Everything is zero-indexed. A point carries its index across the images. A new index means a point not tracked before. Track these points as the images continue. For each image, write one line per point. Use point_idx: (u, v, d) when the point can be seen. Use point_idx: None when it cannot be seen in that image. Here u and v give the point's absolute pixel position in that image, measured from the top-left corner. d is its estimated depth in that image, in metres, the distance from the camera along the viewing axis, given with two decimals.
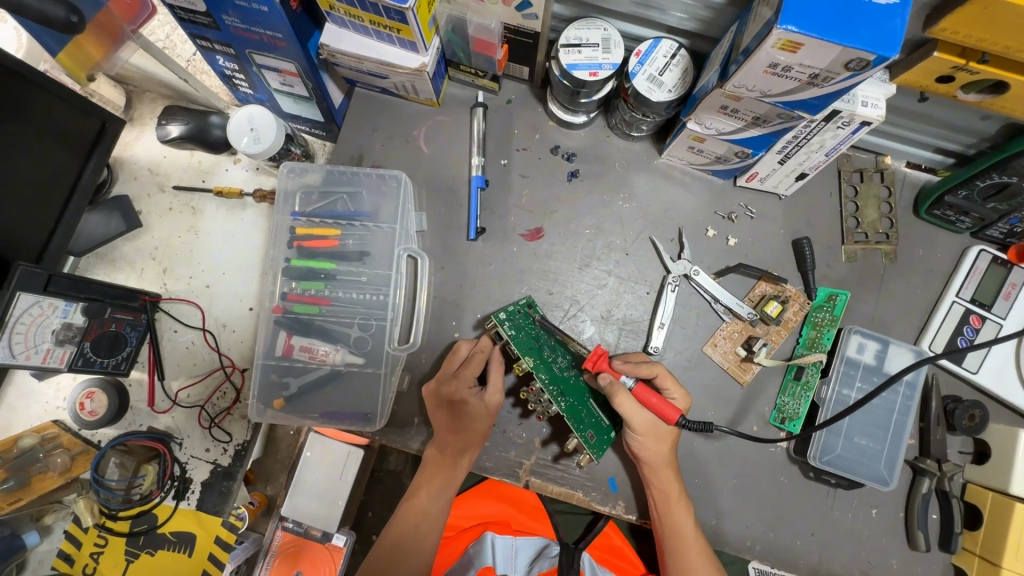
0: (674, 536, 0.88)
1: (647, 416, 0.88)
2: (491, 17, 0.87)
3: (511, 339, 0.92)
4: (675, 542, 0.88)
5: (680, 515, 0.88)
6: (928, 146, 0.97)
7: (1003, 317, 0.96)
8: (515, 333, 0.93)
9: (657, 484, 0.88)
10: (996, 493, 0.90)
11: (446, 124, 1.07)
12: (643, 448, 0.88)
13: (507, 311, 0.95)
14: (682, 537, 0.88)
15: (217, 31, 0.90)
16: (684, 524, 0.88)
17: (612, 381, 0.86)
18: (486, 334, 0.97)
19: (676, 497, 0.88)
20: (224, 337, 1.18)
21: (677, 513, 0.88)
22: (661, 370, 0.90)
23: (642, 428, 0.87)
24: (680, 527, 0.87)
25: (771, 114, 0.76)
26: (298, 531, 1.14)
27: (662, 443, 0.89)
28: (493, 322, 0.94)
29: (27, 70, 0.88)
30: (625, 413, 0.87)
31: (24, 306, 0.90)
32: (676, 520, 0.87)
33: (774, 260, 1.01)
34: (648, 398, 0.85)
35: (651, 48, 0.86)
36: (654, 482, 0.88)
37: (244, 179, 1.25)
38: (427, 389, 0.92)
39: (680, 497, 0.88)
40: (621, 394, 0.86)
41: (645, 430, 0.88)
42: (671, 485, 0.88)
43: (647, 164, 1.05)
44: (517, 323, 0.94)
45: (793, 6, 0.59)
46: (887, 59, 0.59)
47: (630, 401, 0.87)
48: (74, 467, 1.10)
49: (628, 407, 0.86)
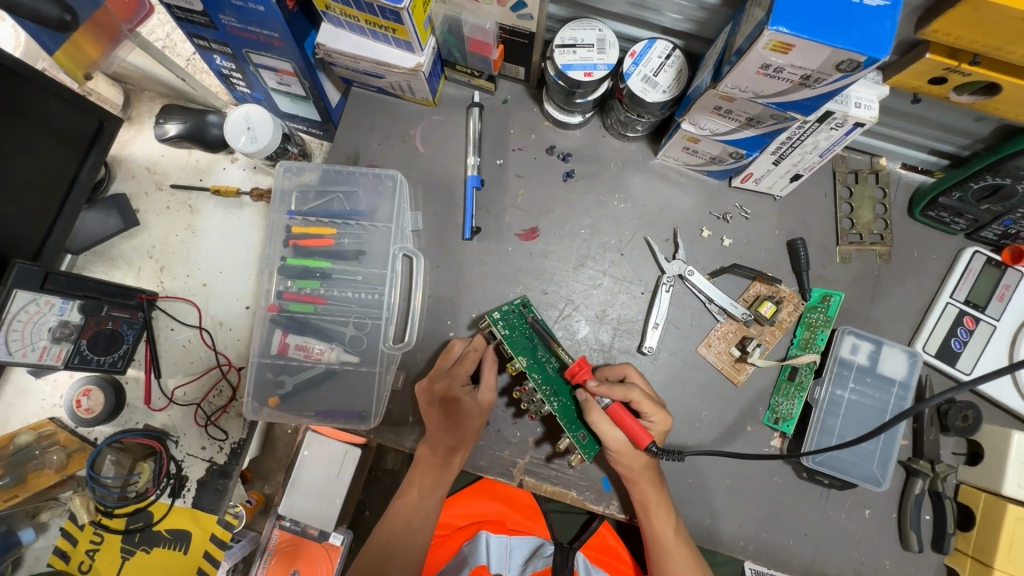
0: (655, 540, 0.88)
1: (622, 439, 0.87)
2: (486, 17, 0.87)
3: (504, 339, 0.92)
4: (658, 547, 0.88)
5: (661, 519, 0.88)
6: (923, 147, 0.98)
7: (997, 318, 0.95)
8: (508, 333, 0.93)
9: (636, 490, 0.88)
10: (988, 494, 0.90)
11: (442, 124, 1.07)
12: (618, 463, 0.88)
13: (501, 311, 0.95)
14: (662, 543, 0.88)
15: (213, 31, 0.90)
16: (663, 530, 0.88)
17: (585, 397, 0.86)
18: (479, 333, 0.97)
19: (653, 504, 0.88)
20: (221, 336, 1.19)
21: (655, 519, 0.88)
22: (636, 395, 0.87)
23: (617, 449, 0.87)
24: (660, 533, 0.88)
25: (765, 115, 0.76)
26: (294, 530, 1.16)
27: (638, 462, 0.87)
28: (487, 321, 0.94)
29: (25, 68, 0.89)
30: (598, 431, 0.87)
31: (21, 303, 0.90)
32: (655, 526, 0.88)
33: (768, 260, 1.01)
34: (620, 416, 0.85)
35: (646, 49, 0.86)
36: (632, 489, 0.89)
37: (241, 178, 1.25)
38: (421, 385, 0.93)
39: (659, 506, 0.88)
40: (596, 412, 0.87)
41: (619, 450, 0.87)
42: (649, 493, 0.88)
43: (643, 164, 1.05)
44: (511, 323, 0.94)
45: (784, 7, 0.59)
46: (878, 60, 0.59)
47: (604, 420, 0.87)
48: (69, 465, 1.10)
49: (601, 426, 0.87)
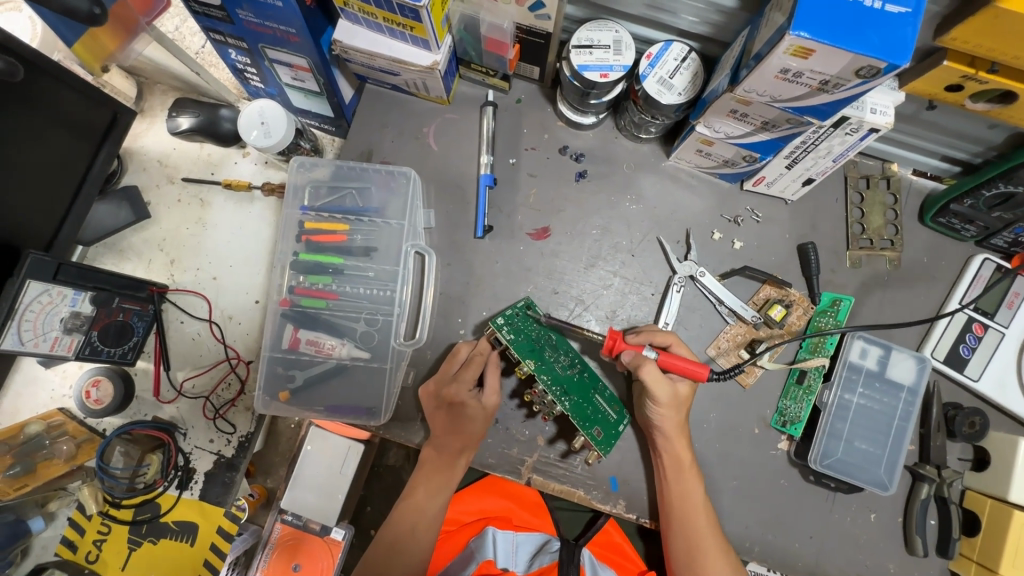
0: (681, 499, 0.88)
1: (669, 387, 0.88)
2: (504, 16, 0.87)
3: (510, 344, 0.92)
4: (684, 507, 0.88)
5: (691, 480, 0.89)
6: (935, 154, 0.98)
7: (1005, 325, 0.97)
8: (514, 337, 0.93)
9: (671, 450, 0.90)
10: (994, 500, 0.91)
11: (456, 122, 1.07)
12: (662, 419, 0.89)
13: (505, 316, 0.95)
14: (691, 503, 0.88)
15: (230, 25, 0.90)
16: (692, 489, 0.89)
17: (636, 353, 0.87)
18: (484, 337, 0.97)
19: (687, 464, 0.89)
20: (230, 329, 1.19)
21: (687, 478, 0.89)
22: (673, 338, 0.92)
23: (665, 401, 0.88)
24: (690, 492, 0.88)
25: (781, 119, 0.77)
26: (295, 523, 1.15)
27: (680, 413, 0.90)
28: (492, 327, 0.94)
29: (43, 60, 0.89)
30: (651, 382, 0.86)
31: (33, 294, 0.91)
32: (686, 484, 0.89)
33: (779, 263, 1.02)
34: (673, 361, 0.86)
35: (662, 50, 0.87)
36: (667, 451, 0.90)
37: (252, 173, 1.26)
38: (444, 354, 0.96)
39: (691, 466, 0.90)
40: (647, 365, 0.87)
41: (667, 402, 0.88)
42: (684, 453, 0.90)
43: (656, 166, 1.05)
44: (515, 327, 0.94)
45: (806, 12, 0.60)
46: (898, 67, 0.59)
47: (655, 370, 0.87)
48: (79, 455, 1.11)
49: (653, 378, 0.86)
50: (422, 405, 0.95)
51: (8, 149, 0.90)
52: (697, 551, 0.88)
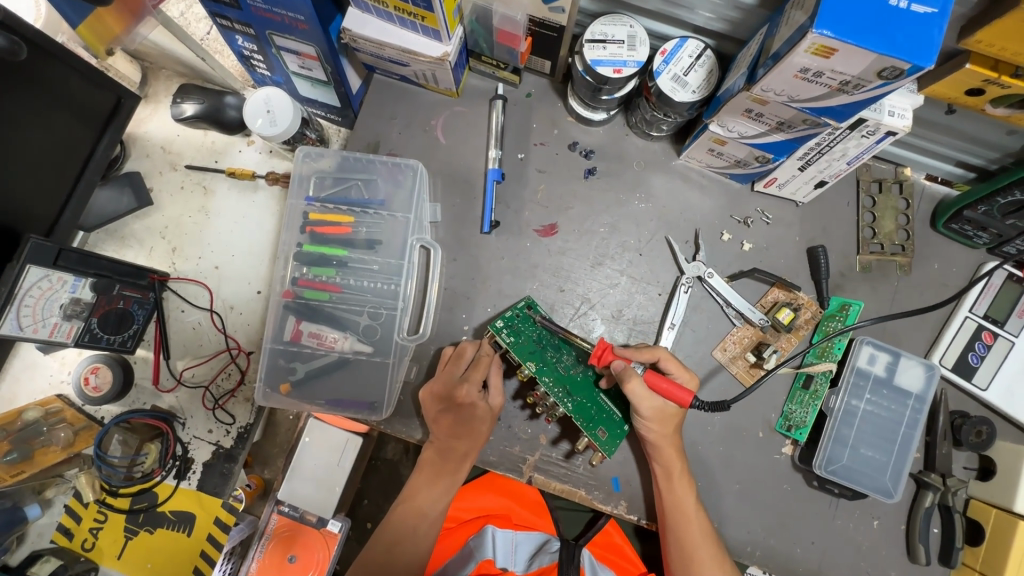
0: (674, 510, 0.87)
1: (656, 403, 0.87)
2: (517, 7, 0.86)
3: (510, 346, 0.92)
4: (677, 515, 0.87)
5: (681, 487, 0.88)
6: (950, 159, 0.97)
7: (1015, 334, 0.95)
8: (513, 340, 0.93)
9: (663, 459, 0.88)
10: (999, 510, 0.90)
11: (464, 115, 1.06)
12: (649, 431, 0.88)
13: (505, 317, 0.94)
14: (683, 510, 0.87)
15: (238, 11, 0.89)
16: (683, 498, 0.87)
17: (624, 367, 0.86)
18: (485, 339, 0.97)
19: (676, 472, 0.88)
20: (231, 319, 1.18)
21: (677, 487, 0.88)
22: (663, 353, 0.90)
23: (650, 415, 0.87)
24: (681, 500, 0.87)
25: (797, 120, 0.75)
26: (293, 515, 1.12)
27: (667, 428, 0.89)
28: (491, 330, 0.94)
29: (48, 41, 0.88)
30: (637, 398, 0.86)
31: (34, 279, 0.89)
32: (676, 493, 0.87)
33: (789, 267, 1.01)
34: (657, 381, 0.84)
35: (677, 48, 0.85)
36: (656, 460, 0.89)
37: (257, 161, 1.24)
38: (449, 352, 0.95)
39: (681, 474, 0.88)
40: (633, 380, 0.86)
41: (652, 416, 0.87)
42: (674, 461, 0.88)
43: (666, 164, 1.04)
44: (515, 328, 0.94)
45: (831, 9, 0.58)
46: (922, 68, 0.58)
47: (642, 386, 0.86)
48: (77, 443, 1.10)
49: (639, 392, 0.86)
50: (422, 406, 0.94)
51: (11, 131, 0.89)
52: (691, 558, 0.87)
